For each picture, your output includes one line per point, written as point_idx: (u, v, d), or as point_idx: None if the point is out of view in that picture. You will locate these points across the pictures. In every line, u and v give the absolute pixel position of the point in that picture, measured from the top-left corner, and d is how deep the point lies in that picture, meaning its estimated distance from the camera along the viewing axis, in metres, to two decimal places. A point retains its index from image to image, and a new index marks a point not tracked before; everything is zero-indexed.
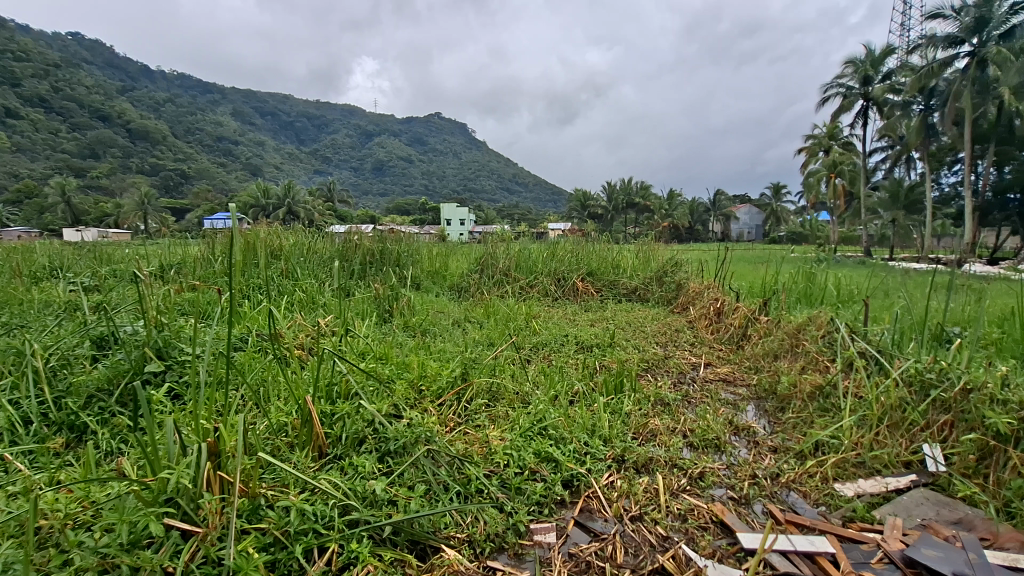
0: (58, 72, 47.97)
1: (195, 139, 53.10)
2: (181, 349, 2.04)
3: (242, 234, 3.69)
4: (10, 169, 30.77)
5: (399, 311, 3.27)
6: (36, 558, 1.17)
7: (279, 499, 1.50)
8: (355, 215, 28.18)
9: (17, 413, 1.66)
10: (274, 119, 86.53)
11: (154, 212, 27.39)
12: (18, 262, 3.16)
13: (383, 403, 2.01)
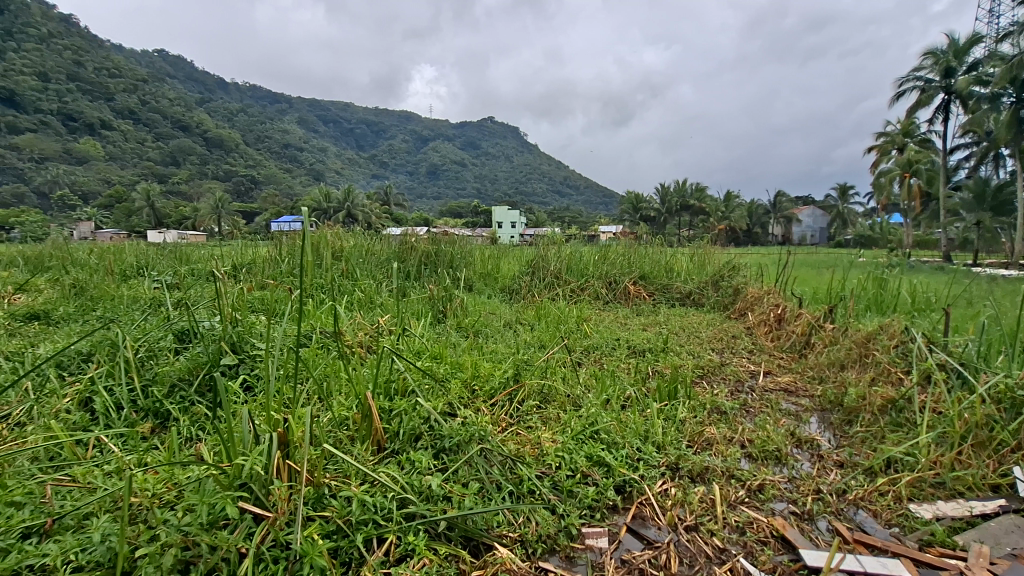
0: (145, 87, 52.36)
1: (263, 147, 56.48)
2: (253, 343, 2.16)
3: (306, 237, 3.88)
4: (104, 176, 33.92)
5: (452, 312, 3.34)
6: (128, 532, 1.26)
7: (341, 488, 1.57)
8: (410, 217, 29.11)
9: (111, 399, 1.83)
10: (335, 126, 90.65)
11: (227, 215, 29.28)
12: (110, 261, 3.46)
13: (438, 401, 2.07)
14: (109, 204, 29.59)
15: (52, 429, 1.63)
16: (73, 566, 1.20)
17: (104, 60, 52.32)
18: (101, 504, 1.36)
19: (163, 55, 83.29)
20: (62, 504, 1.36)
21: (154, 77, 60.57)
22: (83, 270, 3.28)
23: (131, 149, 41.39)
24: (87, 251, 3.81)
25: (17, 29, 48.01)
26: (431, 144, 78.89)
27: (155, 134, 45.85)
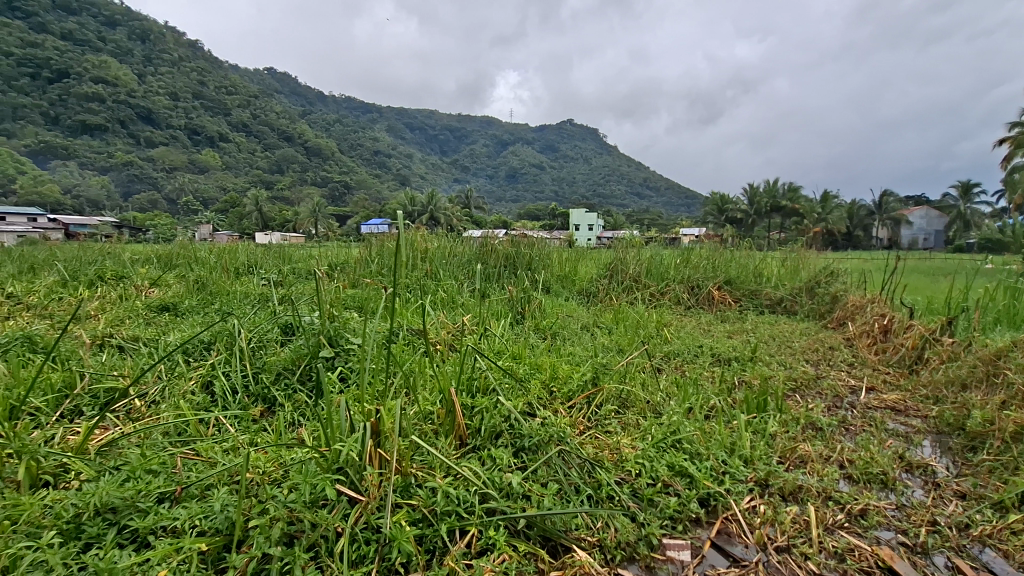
0: (256, 102, 57.84)
1: (356, 154, 60.30)
2: (347, 338, 2.30)
3: (391, 239, 4.08)
4: (221, 184, 37.78)
5: (530, 313, 3.38)
6: (242, 506, 1.40)
7: (427, 480, 1.63)
8: (491, 220, 29.88)
9: (227, 385, 2.03)
10: (421, 132, 94.84)
11: (325, 218, 31.45)
12: (227, 260, 3.86)
13: (518, 401, 2.11)
14: (225, 209, 32.86)
15: (181, 407, 1.83)
16: (197, 528, 1.34)
17: (223, 79, 58.48)
18: (220, 477, 1.51)
19: (273, 72, 91.72)
20: (190, 474, 1.52)
21: (264, 93, 66.74)
22: (205, 268, 3.68)
23: (244, 158, 45.83)
24: (208, 251, 4.26)
25: (156, 56, 55.05)
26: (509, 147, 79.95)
27: (263, 144, 50.39)
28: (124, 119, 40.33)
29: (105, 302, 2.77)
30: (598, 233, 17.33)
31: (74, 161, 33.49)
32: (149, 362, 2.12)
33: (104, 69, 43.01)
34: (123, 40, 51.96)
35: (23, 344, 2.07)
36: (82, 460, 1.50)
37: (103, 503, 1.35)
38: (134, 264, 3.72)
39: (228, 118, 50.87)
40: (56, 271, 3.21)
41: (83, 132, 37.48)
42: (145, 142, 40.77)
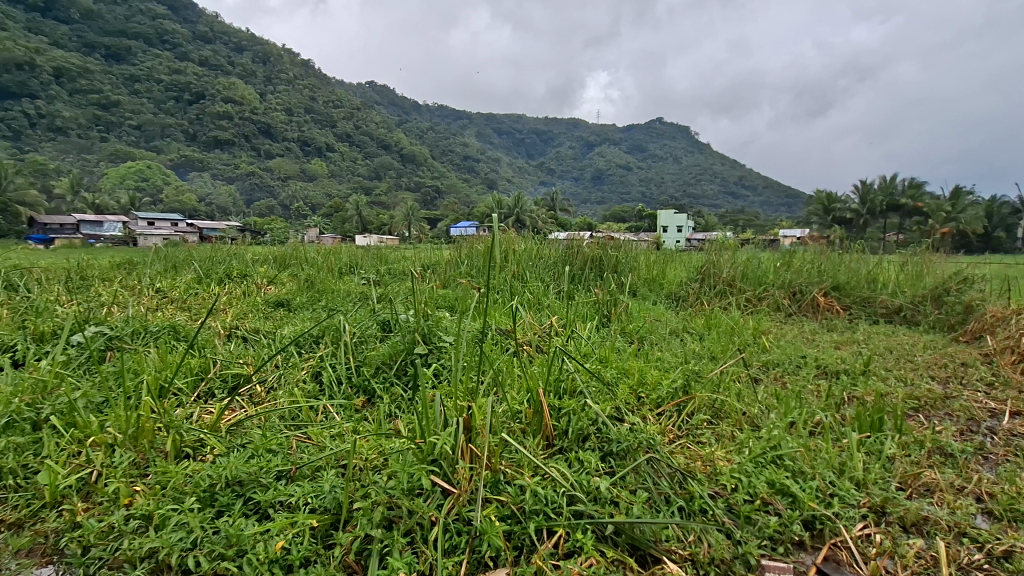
0: (359, 113, 62.24)
1: (447, 159, 62.77)
2: (440, 337, 2.40)
3: (478, 241, 4.21)
4: (326, 190, 40.99)
5: (616, 316, 3.32)
6: (343, 496, 1.48)
7: (515, 477, 1.65)
8: (579, 221, 29.87)
9: (333, 375, 2.19)
10: (509, 137, 96.98)
11: (418, 221, 32.91)
12: (331, 260, 4.20)
13: (606, 404, 2.07)
14: (330, 213, 35.51)
15: (295, 395, 2.00)
16: (309, 506, 1.46)
17: (331, 94, 63.62)
18: (329, 460, 1.63)
19: (373, 85, 98.23)
20: (302, 454, 1.66)
21: (364, 105, 71.54)
22: (312, 267, 4.02)
23: (346, 166, 49.32)
24: (316, 252, 4.66)
25: (274, 75, 61.08)
26: (595, 149, 79.10)
27: (364, 153, 53.95)
28: (248, 134, 45.45)
29: (233, 298, 3.12)
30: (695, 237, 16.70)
31: (208, 173, 38.77)
32: (267, 352, 2.35)
33: (232, 90, 48.47)
34: (249, 64, 58.44)
35: (169, 332, 2.38)
36: (215, 437, 1.70)
37: (231, 477, 1.51)
38: (255, 263, 4.15)
39: (334, 129, 55.25)
40: (195, 269, 3.69)
41: (215, 146, 43.65)
42: (264, 153, 45.48)
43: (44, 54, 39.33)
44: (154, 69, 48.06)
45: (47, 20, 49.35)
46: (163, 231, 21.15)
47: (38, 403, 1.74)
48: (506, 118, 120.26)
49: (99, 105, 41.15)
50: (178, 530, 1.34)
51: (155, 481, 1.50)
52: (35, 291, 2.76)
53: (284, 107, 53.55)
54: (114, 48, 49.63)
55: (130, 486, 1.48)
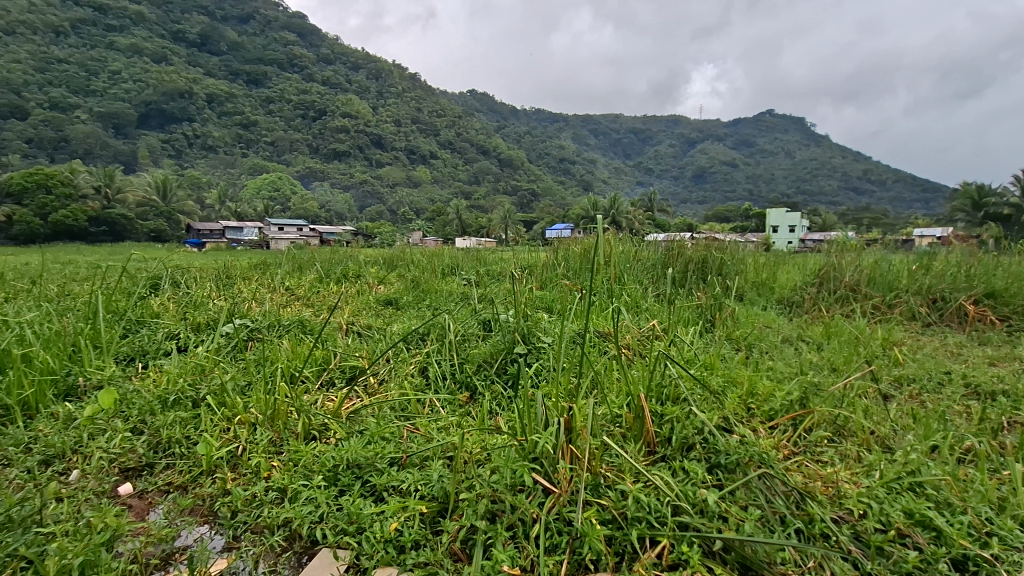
0: (460, 121, 64.89)
1: (543, 163, 63.36)
2: (539, 337, 2.43)
3: (574, 243, 4.20)
4: (429, 197, 43.13)
5: (722, 322, 3.13)
6: (447, 491, 1.53)
7: (617, 483, 1.61)
8: (679, 223, 28.83)
9: (439, 371, 2.30)
10: (605, 138, 95.89)
11: (514, 224, 33.38)
12: (433, 262, 4.42)
13: (713, 413, 1.95)
14: (432, 218, 37.21)
15: (405, 388, 2.13)
16: (418, 493, 1.55)
17: (434, 104, 67.03)
18: (437, 452, 1.70)
19: (472, 94, 102.40)
20: (412, 443, 1.76)
21: (465, 113, 74.51)
22: (416, 269, 4.27)
23: (447, 172, 51.51)
24: (421, 254, 4.94)
25: (385, 89, 65.67)
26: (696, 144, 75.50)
27: (464, 159, 56.10)
28: (361, 145, 49.30)
29: (349, 297, 3.39)
30: (818, 236, 15.37)
31: (328, 183, 42.58)
32: (380, 346, 2.53)
33: (348, 105, 52.91)
34: (363, 81, 63.50)
35: (297, 326, 2.64)
36: (337, 422, 1.86)
37: (353, 460, 1.65)
38: (367, 264, 4.49)
39: (438, 137, 58.23)
40: (317, 269, 4.09)
41: (334, 158, 47.90)
42: (375, 162, 49.04)
43: (200, 83, 46.00)
44: (285, 91, 53.88)
45: (203, 54, 57.39)
46: (292, 235, 23.76)
47: (197, 384, 2.01)
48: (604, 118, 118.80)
49: (241, 124, 46.57)
50: (308, 504, 1.49)
51: (288, 458, 1.68)
52: (194, 287, 3.22)
53: (393, 118, 57.39)
54: (254, 74, 56.39)
55: (268, 461, 1.67)
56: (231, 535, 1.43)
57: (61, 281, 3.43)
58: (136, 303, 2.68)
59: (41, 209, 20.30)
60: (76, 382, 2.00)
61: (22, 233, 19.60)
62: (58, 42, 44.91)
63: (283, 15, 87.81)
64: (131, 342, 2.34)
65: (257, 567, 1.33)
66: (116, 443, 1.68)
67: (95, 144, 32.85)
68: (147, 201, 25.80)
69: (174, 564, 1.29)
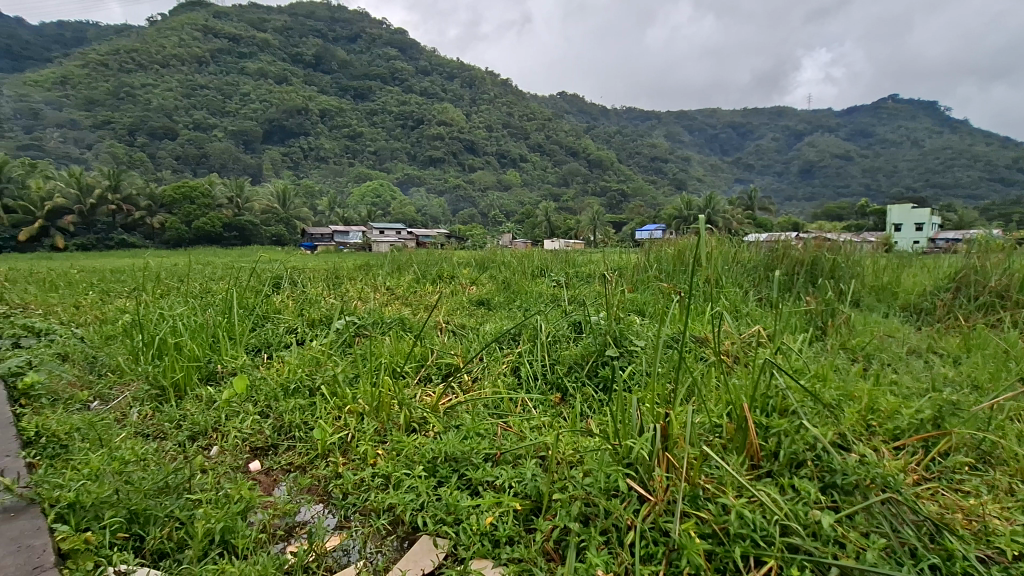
0: (550, 123, 65.19)
1: (634, 162, 61.85)
2: (631, 340, 2.37)
3: (670, 245, 4.06)
4: (519, 199, 43.73)
5: (834, 330, 2.87)
6: (537, 491, 1.53)
7: (718, 496, 1.50)
8: (787, 222, 26.71)
9: (532, 371, 2.33)
10: (701, 134, 91.64)
11: (603, 225, 32.84)
12: (522, 264, 4.48)
13: (827, 429, 1.77)
14: (521, 220, 37.66)
15: (497, 388, 2.16)
16: (513, 489, 1.58)
17: (525, 109, 68.01)
18: (530, 450, 1.73)
19: (563, 94, 102.76)
20: (506, 440, 1.79)
21: (555, 115, 74.93)
22: (506, 270, 4.36)
23: (536, 175, 51.97)
24: (511, 256, 5.02)
25: (478, 96, 67.88)
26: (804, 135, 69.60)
27: (554, 162, 56.35)
28: (455, 151, 51.20)
29: (444, 296, 3.55)
30: (966, 234, 13.45)
31: (424, 188, 44.66)
32: (474, 346, 2.60)
33: (444, 114, 55.30)
34: (457, 90, 66.05)
35: (398, 323, 2.80)
36: (434, 417, 1.94)
37: (450, 454, 1.71)
38: (460, 265, 4.66)
39: (528, 141, 59.08)
40: (415, 270, 4.32)
41: (430, 164, 50.19)
42: (467, 167, 50.70)
43: (314, 100, 50.46)
44: (386, 103, 57.53)
45: (318, 75, 62.94)
46: (393, 239, 25.36)
47: (313, 374, 2.21)
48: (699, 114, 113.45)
49: (348, 135, 50.37)
50: (410, 492, 1.58)
51: (391, 448, 1.78)
52: (307, 286, 3.53)
53: (485, 124, 59.18)
54: (360, 89, 60.80)
55: (375, 448, 1.78)
56: (342, 515, 1.54)
57: (203, 279, 3.92)
58: (262, 299, 3.00)
59: (188, 217, 23.91)
60: (215, 367, 2.26)
61: (172, 238, 23.53)
62: (201, 70, 51.62)
63: (388, 33, 94.04)
64: (257, 336, 2.61)
65: (367, 545, 1.44)
66: (247, 424, 1.89)
67: (228, 159, 37.21)
68: (270, 209, 28.71)
69: (295, 537, 1.43)
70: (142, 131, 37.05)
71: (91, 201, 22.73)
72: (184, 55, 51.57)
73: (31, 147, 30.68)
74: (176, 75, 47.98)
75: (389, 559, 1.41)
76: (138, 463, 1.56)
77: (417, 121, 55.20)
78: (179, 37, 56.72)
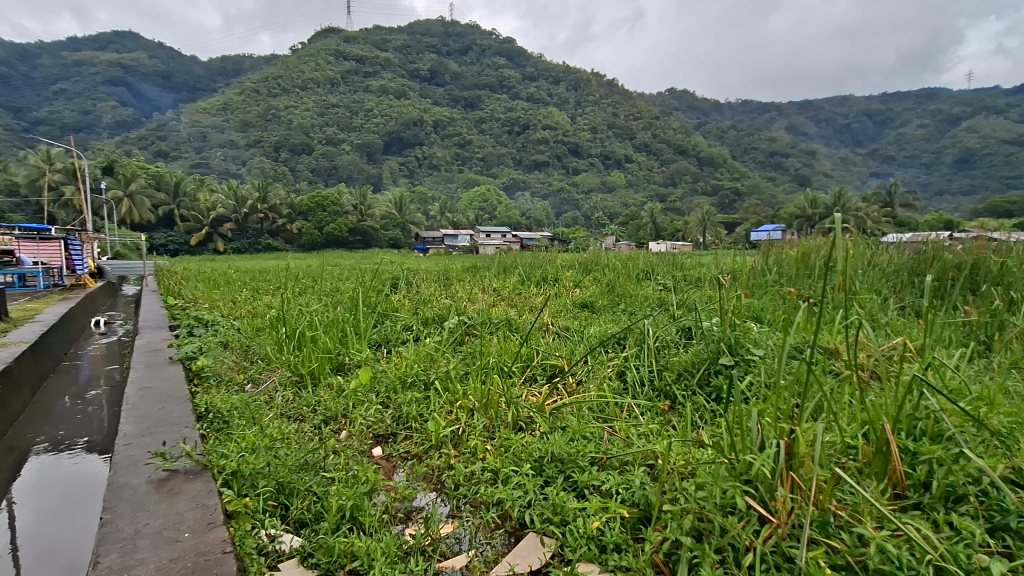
0: (658, 121, 63.18)
1: (750, 158, 57.75)
2: (748, 349, 2.21)
3: (795, 248, 3.73)
4: (624, 201, 42.76)
5: (1002, 345, 2.43)
6: (642, 502, 1.49)
7: (853, 526, 1.34)
8: (943, 219, 23.13)
9: (639, 375, 2.28)
10: (830, 125, 83.20)
11: (715, 226, 30.95)
12: (629, 267, 4.39)
13: (994, 461, 1.51)
14: (626, 222, 36.70)
15: (603, 392, 2.14)
16: (620, 495, 1.54)
17: (631, 108, 66.59)
18: (638, 458, 1.68)
19: (672, 92, 99.25)
20: (612, 446, 1.77)
21: (663, 113, 72.29)
22: (612, 273, 4.29)
23: (642, 176, 50.55)
24: (616, 258, 4.94)
25: (583, 99, 67.95)
26: (963, 118, 59.92)
27: (661, 161, 54.47)
28: (560, 155, 51.53)
29: (549, 298, 3.57)
30: None
31: (529, 192, 45.42)
32: (578, 348, 2.59)
33: (549, 118, 56.07)
34: (562, 93, 66.55)
35: (505, 324, 2.88)
36: (541, 416, 1.97)
37: (554, 457, 1.72)
38: (564, 267, 4.70)
39: (634, 141, 57.89)
40: (521, 273, 4.42)
41: (535, 168, 50.96)
42: (572, 170, 50.68)
43: (427, 112, 53.70)
44: (494, 111, 59.41)
45: (433, 88, 66.95)
46: (498, 241, 26.17)
47: (428, 369, 2.36)
48: (828, 102, 103.03)
49: (458, 143, 52.83)
50: (517, 489, 1.61)
51: (499, 444, 1.84)
52: (422, 286, 3.77)
53: (590, 126, 58.81)
54: (470, 99, 63.62)
55: (483, 444, 1.85)
56: (454, 505, 1.62)
57: (331, 280, 4.34)
58: (382, 299, 3.25)
59: (320, 223, 26.73)
60: (343, 360, 2.49)
61: (307, 242, 26.49)
62: (333, 91, 57.27)
63: (498, 43, 97.17)
64: (378, 332, 2.83)
65: (478, 536, 1.50)
66: (371, 413, 2.06)
67: (354, 170, 40.77)
68: (389, 214, 30.90)
69: (412, 520, 1.53)
70: (285, 147, 42.01)
71: (245, 210, 25.93)
72: (320, 77, 57.51)
73: (201, 165, 36.18)
74: (313, 97, 53.73)
75: (499, 552, 1.45)
76: (283, 441, 1.76)
77: (523, 125, 56.29)
78: (316, 63, 63.52)
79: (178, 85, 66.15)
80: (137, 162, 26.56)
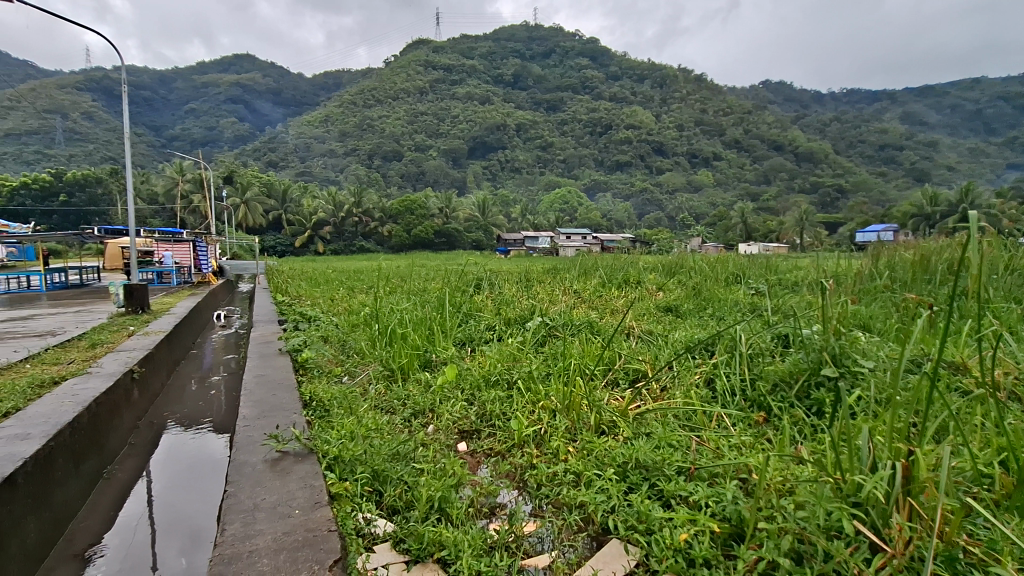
0: (750, 117, 59.71)
1: (857, 153, 52.83)
2: (856, 360, 2.01)
3: (911, 250, 3.37)
4: (711, 200, 40.80)
5: None
6: (732, 514, 1.41)
7: (987, 561, 1.18)
8: None
9: (730, 384, 2.17)
10: (957, 111, 73.92)
11: (814, 227, 28.57)
12: (717, 270, 4.20)
13: None
14: (714, 222, 34.96)
15: (690, 398, 2.06)
16: (709, 508, 1.47)
17: (722, 104, 63.53)
18: (729, 470, 1.60)
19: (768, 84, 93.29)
20: (700, 456, 1.69)
21: (756, 106, 68.13)
22: (697, 275, 4.13)
23: (732, 174, 48.01)
24: (703, 260, 4.75)
25: (669, 97, 65.93)
26: None
27: (753, 158, 51.35)
28: (643, 154, 50.42)
29: (632, 301, 3.50)
30: None
31: (611, 194, 44.79)
32: (663, 353, 2.52)
33: (633, 117, 54.96)
34: (647, 92, 64.89)
35: (587, 326, 2.86)
36: (625, 420, 1.94)
37: (639, 463, 1.68)
38: (647, 269, 4.58)
39: (724, 138, 55.29)
40: (602, 274, 4.37)
41: (617, 168, 50.16)
42: (656, 169, 49.18)
43: (511, 115, 54.56)
44: (576, 112, 59.10)
45: (516, 92, 67.98)
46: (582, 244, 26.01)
47: (510, 369, 2.41)
48: (954, 86, 91.57)
49: (540, 146, 53.18)
50: (600, 493, 1.60)
51: (581, 447, 1.83)
52: (504, 287, 3.84)
53: (676, 124, 56.72)
54: (552, 101, 63.84)
55: (565, 446, 1.85)
56: (536, 504, 1.63)
57: (419, 279, 4.54)
58: (466, 299, 3.35)
59: (408, 226, 28.25)
60: (431, 357, 2.60)
61: (397, 244, 28.06)
62: (422, 99, 59.90)
63: (582, 44, 96.62)
64: (463, 331, 2.92)
65: (560, 537, 1.49)
66: (456, 409, 2.13)
67: (440, 175, 42.30)
68: (472, 216, 31.73)
69: (496, 516, 1.56)
70: (378, 155, 44.55)
71: (342, 214, 27.75)
72: (410, 87, 60.34)
73: (305, 173, 39.35)
74: (403, 105, 56.54)
75: (581, 555, 1.43)
76: (378, 431, 1.87)
77: (605, 126, 55.52)
78: (407, 73, 66.85)
79: (287, 100, 72.51)
80: (251, 172, 29.32)
